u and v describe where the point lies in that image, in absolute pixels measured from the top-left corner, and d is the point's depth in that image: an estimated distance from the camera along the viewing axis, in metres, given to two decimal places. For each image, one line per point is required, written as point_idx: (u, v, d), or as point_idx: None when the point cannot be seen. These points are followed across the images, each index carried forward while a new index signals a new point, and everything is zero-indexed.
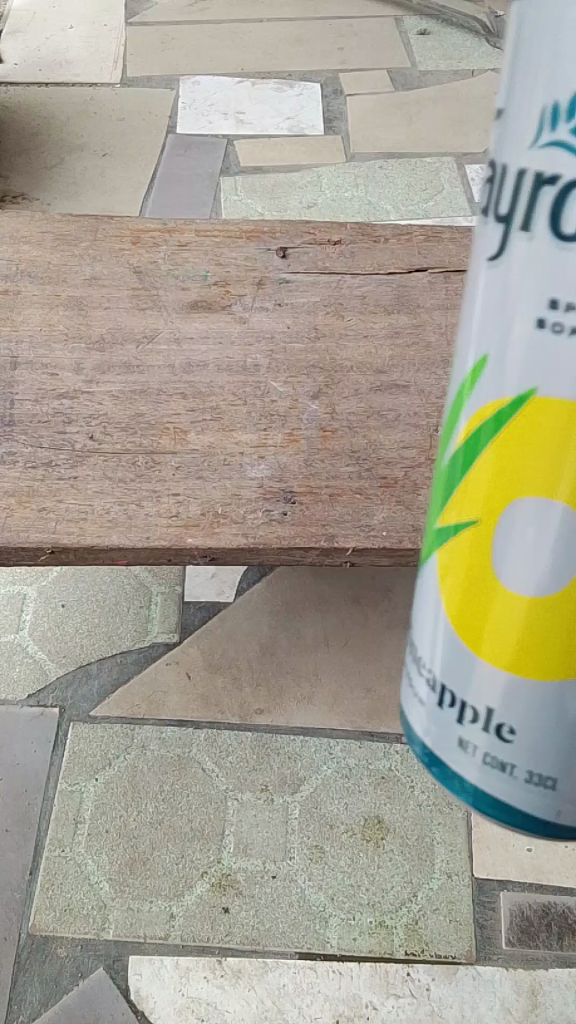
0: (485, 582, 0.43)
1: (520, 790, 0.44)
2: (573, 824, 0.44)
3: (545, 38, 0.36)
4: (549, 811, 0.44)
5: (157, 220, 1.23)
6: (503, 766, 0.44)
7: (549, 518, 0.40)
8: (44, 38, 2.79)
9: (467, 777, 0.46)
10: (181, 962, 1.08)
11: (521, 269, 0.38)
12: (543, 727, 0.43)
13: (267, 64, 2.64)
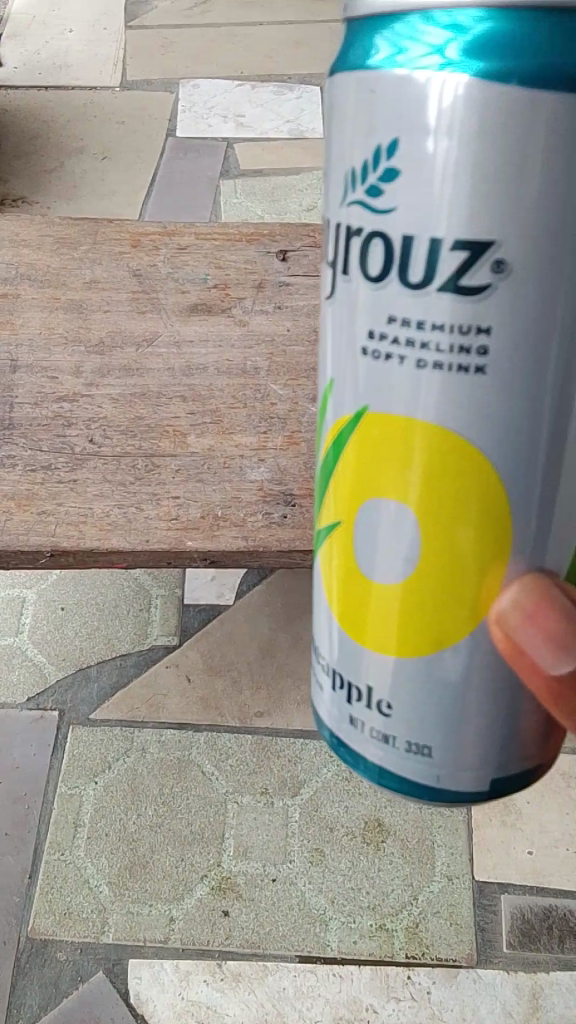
0: (354, 572, 0.51)
1: (402, 758, 0.52)
2: (452, 786, 0.52)
3: (346, 118, 0.43)
4: (429, 779, 0.52)
5: (156, 223, 1.24)
6: (387, 738, 0.53)
7: (393, 527, 0.47)
8: (44, 41, 2.80)
9: (364, 752, 0.54)
10: (181, 966, 1.08)
11: (345, 305, 0.46)
12: (411, 699, 0.51)
13: (267, 67, 2.64)
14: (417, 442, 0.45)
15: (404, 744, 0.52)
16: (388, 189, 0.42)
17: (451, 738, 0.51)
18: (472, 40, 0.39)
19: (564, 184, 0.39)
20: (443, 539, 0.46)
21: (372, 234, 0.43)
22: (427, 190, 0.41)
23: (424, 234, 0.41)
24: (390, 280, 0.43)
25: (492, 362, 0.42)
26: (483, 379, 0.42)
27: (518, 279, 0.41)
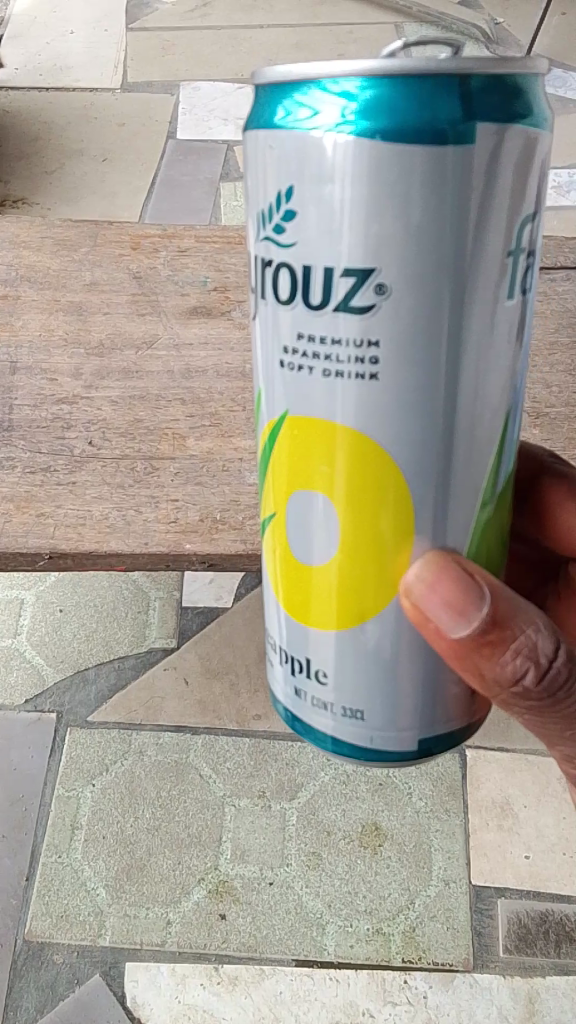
0: (291, 570, 0.53)
1: (340, 723, 0.54)
2: (385, 746, 0.54)
3: (257, 157, 0.45)
4: (363, 739, 0.54)
5: (157, 227, 1.24)
6: (326, 705, 0.54)
7: (321, 520, 0.49)
8: (44, 43, 2.80)
9: (310, 720, 0.55)
10: (177, 969, 1.07)
11: (264, 325, 0.48)
12: (346, 674, 0.52)
13: (268, 70, 2.64)
14: (330, 438, 0.46)
15: (340, 710, 0.54)
16: (292, 223, 0.43)
17: (384, 705, 0.53)
18: (361, 108, 0.40)
19: (437, 208, 0.41)
20: (363, 524, 0.48)
21: (281, 259, 0.45)
22: (326, 225, 0.42)
23: (324, 264, 0.43)
24: (298, 306, 0.45)
25: (386, 378, 0.44)
26: (380, 388, 0.44)
27: (412, 286, 0.42)
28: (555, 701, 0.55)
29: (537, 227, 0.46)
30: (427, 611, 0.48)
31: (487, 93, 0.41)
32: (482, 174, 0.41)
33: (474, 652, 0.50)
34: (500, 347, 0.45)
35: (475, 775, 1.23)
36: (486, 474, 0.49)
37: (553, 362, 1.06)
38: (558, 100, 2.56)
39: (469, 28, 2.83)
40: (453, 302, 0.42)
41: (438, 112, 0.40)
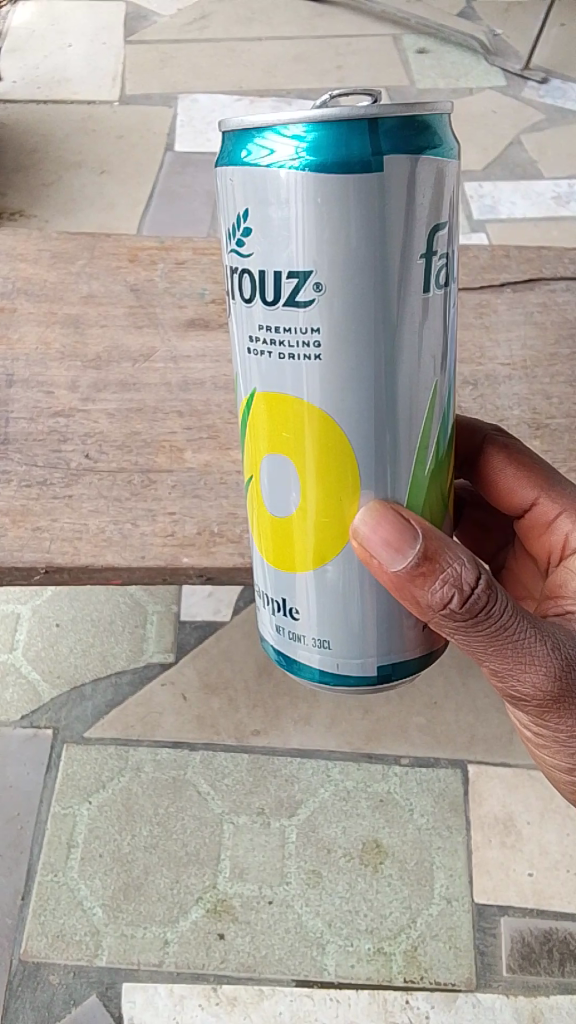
0: (269, 527, 0.57)
1: (311, 651, 0.59)
2: (353, 670, 0.58)
3: (226, 180, 0.49)
4: (331, 664, 0.58)
5: (154, 240, 1.24)
6: (298, 635, 0.59)
7: (284, 482, 0.54)
8: (42, 56, 2.81)
9: (295, 653, 0.60)
10: (175, 990, 1.05)
11: (235, 313, 0.52)
12: (314, 608, 0.57)
13: (266, 82, 2.65)
14: (292, 412, 0.51)
15: (313, 640, 0.58)
16: (249, 238, 0.47)
17: (353, 632, 0.57)
18: (302, 149, 0.44)
19: (368, 217, 0.45)
20: (318, 486, 0.52)
21: (241, 264, 0.49)
22: (278, 237, 0.46)
23: (275, 267, 0.47)
24: (256, 304, 0.49)
25: (329, 361, 0.48)
26: (323, 365, 0.48)
27: (340, 288, 0.46)
28: (479, 627, 0.58)
29: (453, 227, 0.50)
30: (372, 554, 0.52)
31: (400, 133, 0.44)
32: (403, 189, 0.45)
33: (410, 584, 0.54)
34: (425, 342, 0.50)
35: (477, 791, 1.22)
36: (418, 449, 0.53)
37: (553, 372, 1.05)
38: (557, 111, 2.57)
39: (467, 39, 2.84)
40: (380, 299, 0.47)
41: (363, 148, 0.44)
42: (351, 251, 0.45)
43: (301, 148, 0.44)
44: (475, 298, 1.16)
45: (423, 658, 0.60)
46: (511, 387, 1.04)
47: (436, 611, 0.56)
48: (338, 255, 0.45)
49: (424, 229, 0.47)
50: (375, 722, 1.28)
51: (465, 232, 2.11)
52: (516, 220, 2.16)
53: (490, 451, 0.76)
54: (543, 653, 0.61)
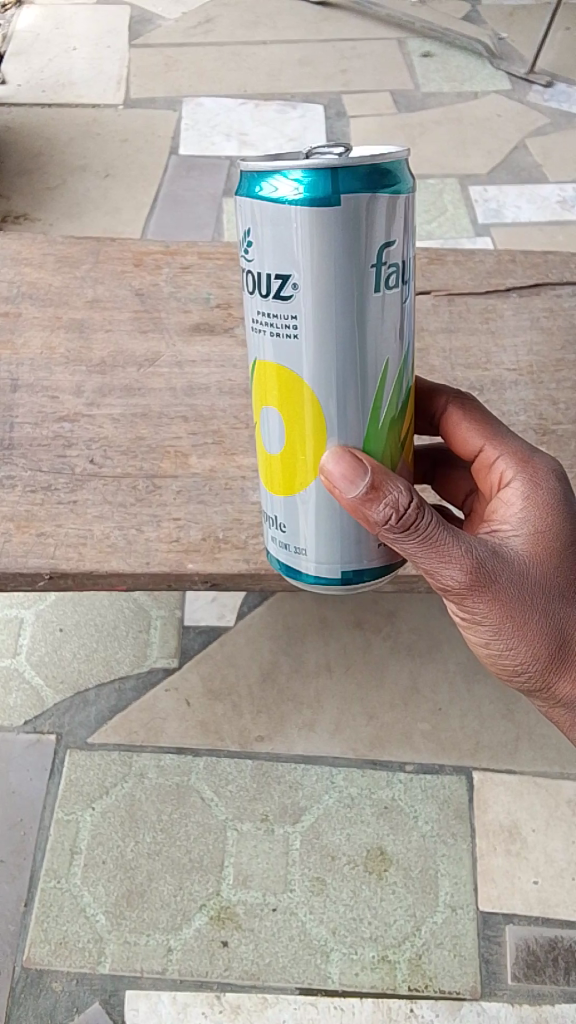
0: (264, 460, 0.66)
1: (293, 555, 0.68)
2: (325, 574, 0.67)
3: (237, 206, 0.58)
4: (307, 567, 0.68)
5: (159, 244, 1.23)
6: (283, 542, 0.69)
7: (273, 426, 0.63)
8: (47, 59, 2.81)
9: (283, 558, 0.70)
10: (178, 998, 1.06)
11: (245, 301, 0.61)
12: (295, 523, 0.66)
13: (271, 87, 2.65)
14: (282, 376, 0.60)
15: (294, 546, 0.68)
16: (250, 248, 0.57)
17: (324, 541, 0.66)
18: (298, 186, 0.53)
19: (334, 230, 0.53)
20: (296, 431, 0.62)
21: (246, 264, 0.58)
22: (272, 247, 0.55)
23: (266, 269, 0.56)
24: (255, 297, 0.58)
25: (303, 346, 0.57)
26: (300, 348, 0.58)
27: (312, 288, 0.55)
28: (417, 540, 0.65)
29: (408, 237, 0.57)
30: (334, 484, 0.61)
31: (369, 173, 0.53)
32: (363, 209, 0.53)
33: (362, 509, 0.62)
34: (379, 334, 0.58)
35: (482, 798, 1.21)
36: (372, 411, 0.61)
37: (559, 378, 1.05)
38: (562, 114, 2.56)
39: (472, 43, 2.83)
40: (346, 295, 0.55)
41: (328, 188, 0.52)
42: (321, 265, 0.54)
43: (295, 187, 0.53)
44: (481, 302, 1.15)
45: (380, 569, 0.68)
46: (517, 392, 1.03)
47: (379, 526, 0.63)
48: (311, 265, 0.54)
49: (374, 246, 0.55)
50: (379, 728, 1.27)
51: (470, 237, 2.12)
52: (521, 225, 2.16)
53: (448, 405, 0.84)
54: (462, 556, 0.68)
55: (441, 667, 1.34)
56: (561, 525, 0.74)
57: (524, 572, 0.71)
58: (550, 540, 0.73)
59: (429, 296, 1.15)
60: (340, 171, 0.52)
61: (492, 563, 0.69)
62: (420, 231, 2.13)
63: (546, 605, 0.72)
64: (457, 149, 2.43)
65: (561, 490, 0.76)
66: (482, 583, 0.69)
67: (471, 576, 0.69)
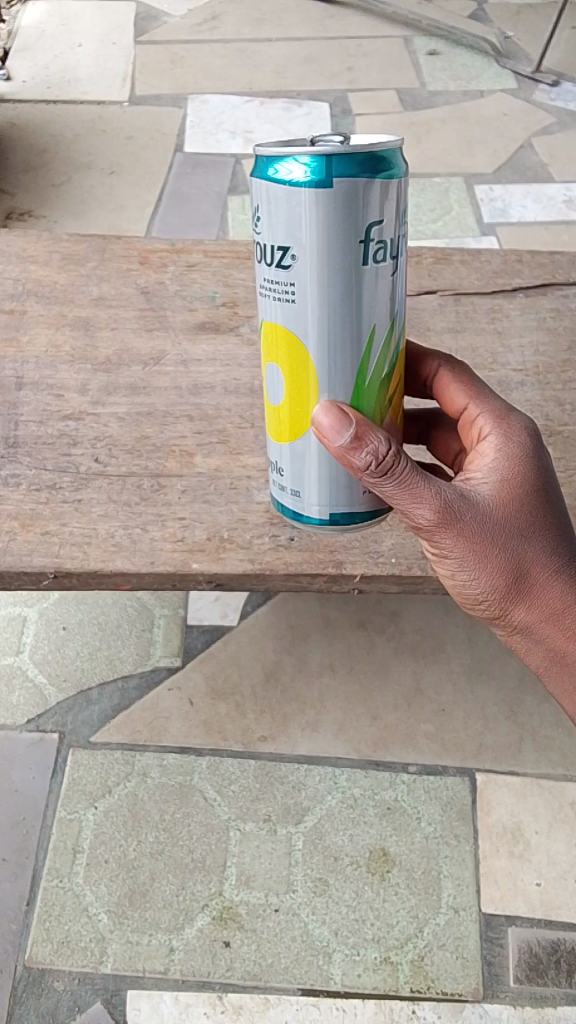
0: (269, 409, 0.72)
1: (292, 499, 0.76)
2: (318, 515, 0.74)
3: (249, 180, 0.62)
4: (303, 509, 0.75)
5: (165, 242, 1.23)
6: (284, 488, 0.76)
7: (275, 379, 0.69)
8: (53, 55, 2.80)
9: (284, 503, 0.77)
10: (181, 998, 1.06)
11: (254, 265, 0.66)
12: (293, 469, 0.73)
13: (276, 84, 2.64)
14: (280, 338, 0.65)
15: (291, 490, 0.75)
16: (257, 221, 0.61)
17: (315, 486, 0.73)
18: (299, 168, 0.56)
19: (326, 211, 0.57)
20: (294, 386, 0.67)
21: (255, 235, 0.62)
22: (275, 221, 0.59)
23: (269, 242, 0.60)
24: (261, 266, 0.63)
25: (299, 314, 0.62)
26: (297, 315, 0.62)
27: (307, 263, 0.59)
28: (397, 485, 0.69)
29: (397, 214, 0.60)
30: (323, 434, 0.66)
31: (364, 158, 0.56)
32: (356, 191, 0.57)
33: (347, 458, 0.66)
34: (365, 306, 0.62)
35: (485, 799, 1.21)
36: (357, 371, 0.65)
37: (565, 380, 1.05)
38: (568, 114, 2.55)
39: (479, 42, 2.83)
40: (338, 269, 0.59)
41: (324, 172, 0.56)
42: (315, 243, 0.58)
43: (295, 170, 0.56)
44: (488, 302, 1.15)
45: (368, 512, 0.75)
46: (523, 393, 1.03)
47: (363, 472, 0.67)
48: (307, 243, 0.59)
49: (363, 224, 0.58)
50: (382, 728, 1.27)
51: (476, 236, 2.11)
52: (527, 225, 2.15)
53: (438, 367, 0.87)
54: (438, 501, 0.71)
55: (444, 667, 1.34)
56: (529, 475, 0.77)
57: (494, 517, 0.74)
58: (517, 488, 0.76)
59: (436, 296, 1.15)
60: (336, 156, 0.56)
61: (465, 509, 0.73)
62: (426, 230, 2.13)
63: (515, 550, 0.74)
64: (462, 148, 2.42)
65: (532, 446, 0.80)
66: (453, 525, 0.72)
67: (443, 518, 0.72)
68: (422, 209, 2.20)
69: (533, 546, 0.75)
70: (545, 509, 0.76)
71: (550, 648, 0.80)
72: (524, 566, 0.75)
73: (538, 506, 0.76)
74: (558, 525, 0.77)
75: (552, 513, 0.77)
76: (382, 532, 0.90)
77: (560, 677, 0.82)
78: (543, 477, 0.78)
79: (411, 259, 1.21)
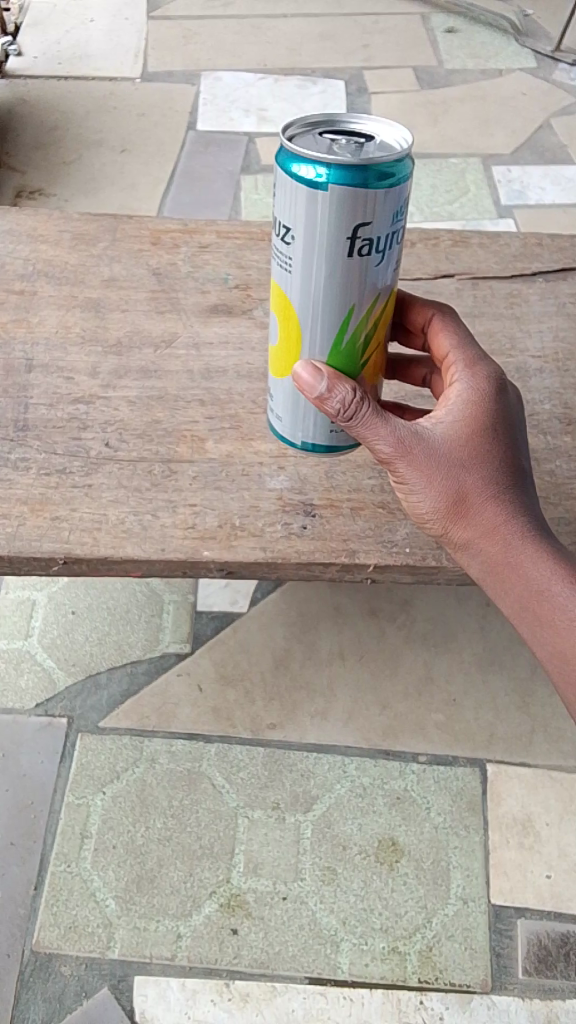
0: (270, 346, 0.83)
1: (279, 424, 0.88)
2: (298, 439, 0.87)
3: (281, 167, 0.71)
4: (287, 433, 0.88)
5: (177, 221, 1.20)
6: (275, 415, 0.88)
7: (277, 330, 0.79)
8: (64, 29, 2.76)
9: (276, 427, 0.89)
10: (188, 984, 1.06)
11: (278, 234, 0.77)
12: (279, 400, 0.85)
13: (291, 62, 2.60)
14: (285, 303, 0.75)
15: (279, 415, 0.87)
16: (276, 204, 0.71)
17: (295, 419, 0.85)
18: (307, 171, 0.65)
19: (323, 211, 0.66)
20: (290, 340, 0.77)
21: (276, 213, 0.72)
22: (284, 202, 0.69)
23: (280, 225, 0.71)
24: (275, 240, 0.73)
25: (293, 286, 0.73)
26: (290, 287, 0.73)
27: (302, 248, 0.70)
28: (361, 423, 0.74)
29: (390, 218, 0.68)
30: (303, 385, 0.76)
31: (359, 173, 0.64)
32: (347, 198, 0.65)
33: (320, 404, 0.75)
34: (347, 289, 0.71)
35: (495, 790, 1.20)
36: (332, 343, 0.75)
37: None
38: None
39: (497, 20, 2.78)
40: (325, 256, 0.69)
41: (323, 178, 0.65)
42: (310, 236, 0.68)
43: (305, 172, 0.66)
44: (507, 286, 1.12)
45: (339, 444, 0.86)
46: (542, 380, 1.01)
47: (333, 414, 0.75)
48: (304, 234, 0.69)
49: (351, 224, 0.67)
50: (392, 717, 1.26)
51: (492, 219, 2.08)
52: (545, 207, 2.12)
53: (432, 316, 0.89)
54: (397, 435, 0.74)
55: (454, 656, 1.33)
56: (491, 414, 0.80)
57: (450, 450, 0.76)
58: (479, 424, 0.79)
59: (453, 280, 1.13)
60: (334, 167, 0.64)
61: (426, 443, 0.75)
62: (442, 212, 2.10)
63: (469, 481, 0.76)
64: (479, 128, 2.38)
65: (494, 391, 0.82)
66: (410, 457, 0.75)
67: (400, 450, 0.75)
68: (438, 191, 2.17)
69: (490, 479, 0.77)
70: (502, 447, 0.78)
71: (512, 593, 0.77)
72: (479, 499, 0.76)
73: (496, 442, 0.78)
74: (516, 465, 0.78)
75: (510, 450, 0.79)
76: (397, 521, 0.89)
77: (527, 632, 0.78)
78: (501, 417, 0.80)
79: (428, 242, 1.18)
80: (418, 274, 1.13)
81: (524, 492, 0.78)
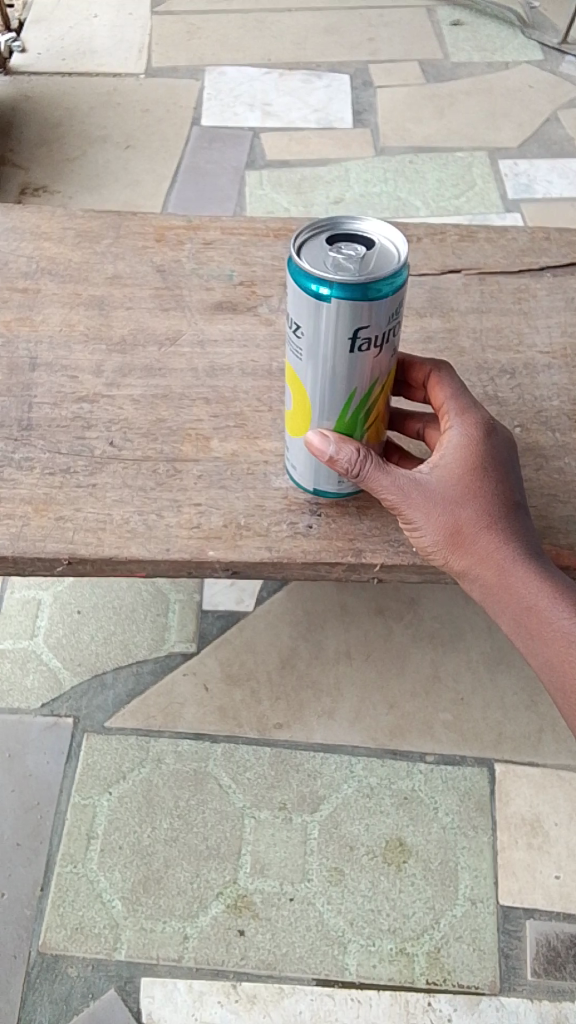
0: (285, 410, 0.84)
1: (294, 474, 0.88)
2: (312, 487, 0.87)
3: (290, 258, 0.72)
4: (301, 481, 0.88)
5: (181, 217, 1.19)
6: (290, 466, 0.88)
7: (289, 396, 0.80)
8: (68, 24, 2.74)
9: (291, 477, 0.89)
10: (194, 986, 1.05)
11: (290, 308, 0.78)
12: (293, 454, 0.85)
13: (296, 56, 2.59)
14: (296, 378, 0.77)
15: (293, 467, 0.87)
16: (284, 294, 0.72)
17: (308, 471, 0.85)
18: (310, 284, 0.66)
19: (324, 317, 0.68)
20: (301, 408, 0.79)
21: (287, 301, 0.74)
22: (292, 302, 0.71)
23: (289, 318, 0.72)
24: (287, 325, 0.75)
25: (302, 369, 0.75)
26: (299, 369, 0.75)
27: (308, 342, 0.71)
28: (364, 474, 0.77)
29: (389, 320, 0.69)
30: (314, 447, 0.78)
31: (357, 289, 0.65)
32: (348, 309, 0.67)
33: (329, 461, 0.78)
34: (350, 377, 0.73)
35: (504, 790, 1.19)
36: (338, 414, 0.77)
37: None
38: None
39: (504, 13, 2.76)
40: (329, 349, 0.71)
41: (325, 293, 0.66)
42: (315, 335, 0.70)
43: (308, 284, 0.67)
44: (514, 281, 1.11)
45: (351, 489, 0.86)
46: (550, 377, 1.00)
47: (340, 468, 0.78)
48: (311, 333, 0.70)
49: (352, 329, 0.68)
50: (399, 717, 1.25)
51: (499, 214, 2.07)
52: (552, 201, 2.11)
53: (431, 373, 0.86)
54: (397, 482, 0.77)
55: (462, 655, 1.32)
56: (487, 448, 0.81)
57: (448, 487, 0.78)
58: (475, 461, 0.80)
59: (460, 275, 1.11)
60: (334, 284, 0.65)
61: (426, 485, 0.77)
62: (448, 207, 2.09)
63: (468, 516, 0.77)
64: (486, 121, 2.36)
65: (490, 425, 0.83)
66: (410, 500, 0.77)
67: (401, 494, 0.77)
68: (444, 185, 2.16)
69: (488, 512, 0.78)
70: (498, 481, 0.79)
71: (510, 616, 0.78)
72: (478, 533, 0.77)
73: (494, 476, 0.79)
74: (513, 497, 0.80)
75: (506, 483, 0.80)
76: None
77: (529, 652, 0.79)
78: (497, 450, 0.81)
79: (435, 235, 1.17)
80: (425, 268, 1.11)
81: (523, 521, 0.79)
